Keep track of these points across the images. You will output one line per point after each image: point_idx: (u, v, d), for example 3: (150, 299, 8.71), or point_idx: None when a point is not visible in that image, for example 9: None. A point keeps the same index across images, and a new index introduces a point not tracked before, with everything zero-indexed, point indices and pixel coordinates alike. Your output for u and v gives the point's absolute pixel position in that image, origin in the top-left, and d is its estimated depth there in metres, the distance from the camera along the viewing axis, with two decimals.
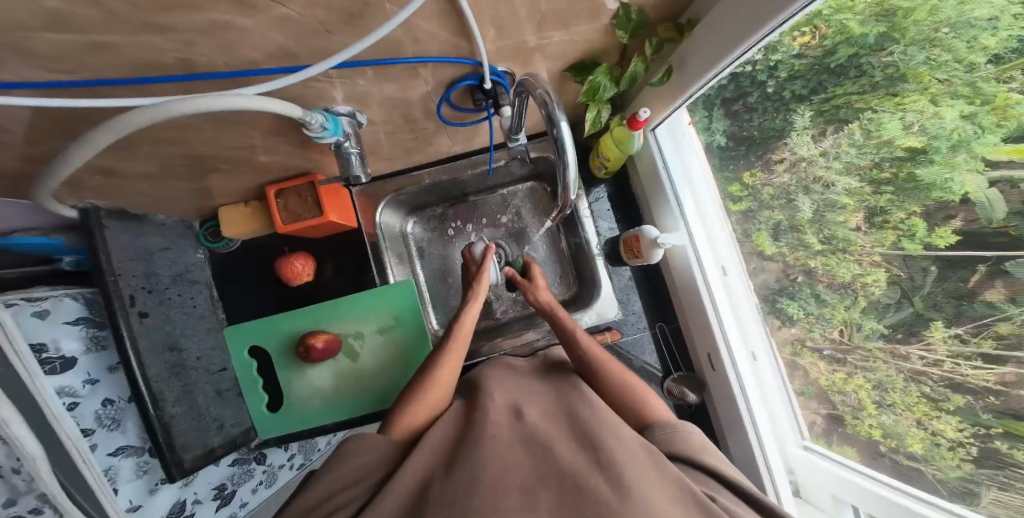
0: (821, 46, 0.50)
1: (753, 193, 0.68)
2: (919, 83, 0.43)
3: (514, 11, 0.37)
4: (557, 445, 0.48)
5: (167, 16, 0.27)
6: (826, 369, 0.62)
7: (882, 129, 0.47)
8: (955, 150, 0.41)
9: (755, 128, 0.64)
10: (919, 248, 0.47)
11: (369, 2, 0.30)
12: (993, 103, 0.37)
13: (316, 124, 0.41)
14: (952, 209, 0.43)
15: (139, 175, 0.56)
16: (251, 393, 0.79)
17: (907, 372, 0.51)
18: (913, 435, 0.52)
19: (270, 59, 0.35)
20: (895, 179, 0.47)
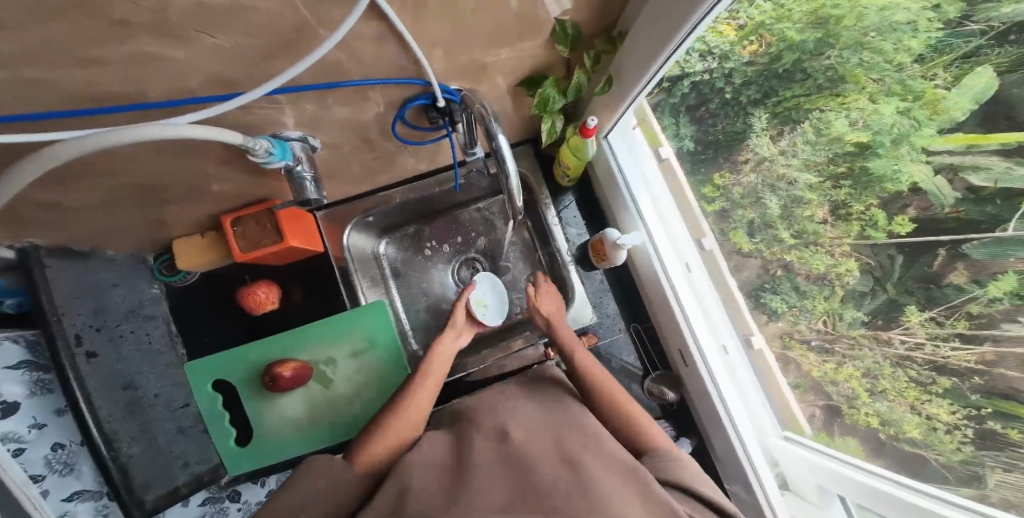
0: (769, 52, 0.53)
1: (724, 193, 0.71)
2: (856, 83, 0.45)
3: (455, 32, 0.38)
4: (538, 464, 0.47)
5: (92, 51, 0.26)
6: (816, 360, 0.63)
7: (830, 127, 0.50)
8: (897, 143, 0.44)
9: (719, 132, 0.67)
10: (883, 236, 0.49)
11: (304, 27, 0.30)
12: (923, 98, 0.40)
13: (261, 149, 0.41)
14: (905, 199, 0.46)
15: (83, 210, 0.53)
16: (216, 431, 0.75)
17: (892, 357, 0.52)
18: (909, 420, 0.52)
19: (207, 87, 0.34)
20: (851, 173, 0.50)
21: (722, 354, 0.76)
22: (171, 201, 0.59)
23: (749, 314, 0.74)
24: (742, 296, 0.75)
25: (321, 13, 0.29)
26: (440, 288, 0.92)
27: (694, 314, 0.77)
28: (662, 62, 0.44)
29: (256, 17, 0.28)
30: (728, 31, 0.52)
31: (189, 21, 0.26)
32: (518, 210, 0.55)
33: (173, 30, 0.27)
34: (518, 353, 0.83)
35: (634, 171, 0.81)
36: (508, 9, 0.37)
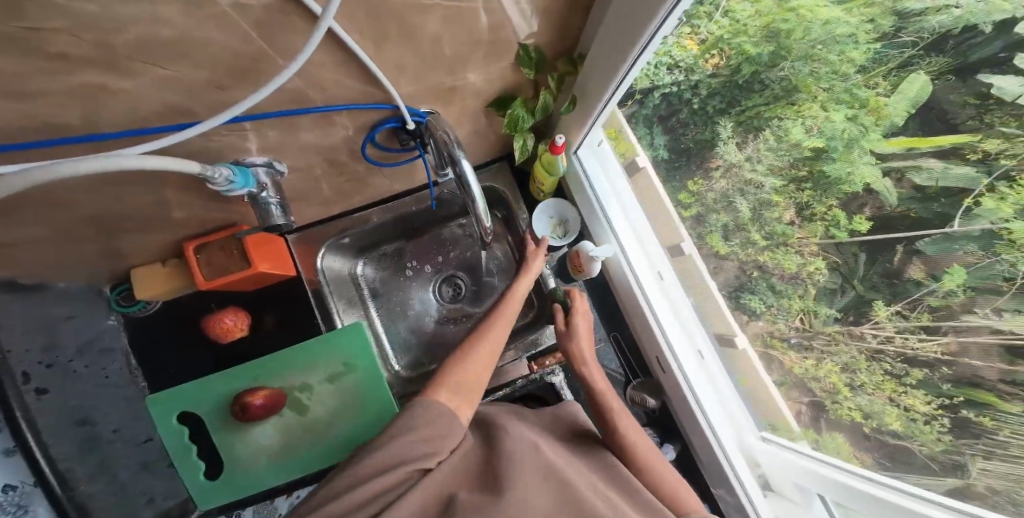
0: (729, 64, 0.55)
1: (698, 199, 0.73)
2: (808, 92, 0.49)
3: (418, 58, 0.39)
4: (574, 478, 0.49)
5: (27, 84, 0.25)
6: (797, 357, 0.64)
7: (789, 134, 0.53)
8: (849, 147, 0.47)
9: (690, 140, 0.68)
10: (845, 235, 0.51)
11: (260, 56, 0.30)
12: (868, 106, 0.43)
13: (221, 178, 0.39)
14: (862, 199, 0.48)
15: (28, 244, 0.50)
16: (183, 466, 0.71)
17: (866, 351, 0.53)
18: (890, 412, 0.53)
19: (159, 117, 0.33)
20: (812, 176, 0.52)
21: (696, 359, 0.78)
22: (130, 230, 0.57)
23: (731, 315, 0.74)
24: (721, 297, 0.75)
25: (275, 42, 0.29)
26: (421, 306, 0.90)
27: (669, 323, 0.79)
28: (620, 80, 0.45)
29: (207, 48, 0.28)
30: (691, 45, 0.55)
31: (134, 52, 0.26)
32: (489, 231, 0.57)
33: (117, 62, 0.26)
34: (503, 369, 0.82)
35: (603, 186, 0.83)
36: (469, 34, 0.38)
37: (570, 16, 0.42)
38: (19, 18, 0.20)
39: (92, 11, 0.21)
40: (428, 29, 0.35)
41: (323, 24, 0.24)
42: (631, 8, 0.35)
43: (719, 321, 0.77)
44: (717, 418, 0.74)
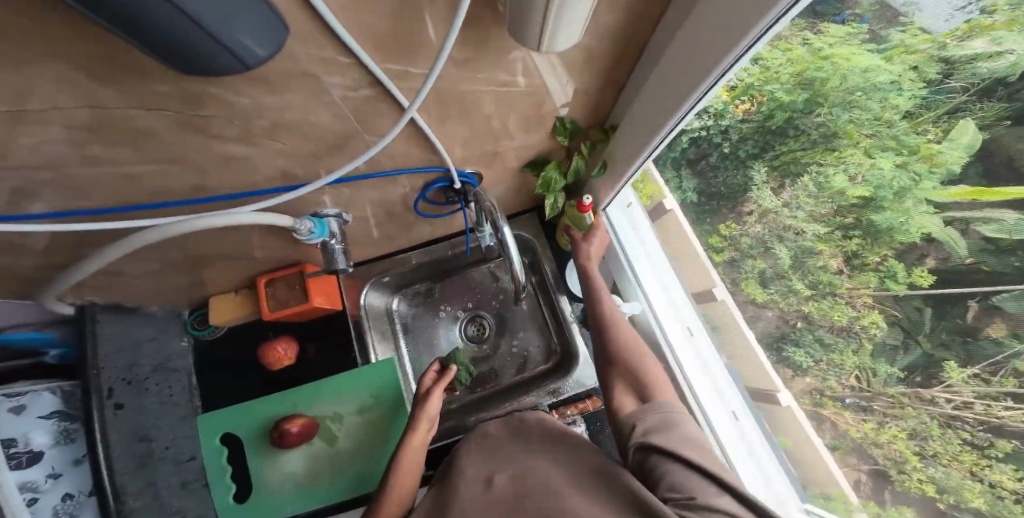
0: (760, 110, 0.57)
1: (730, 243, 0.73)
2: (851, 139, 0.49)
3: (469, 130, 0.45)
4: (524, 503, 0.57)
5: (183, 154, 0.33)
6: (854, 419, 0.60)
7: (831, 181, 0.53)
8: (900, 196, 0.47)
9: (721, 185, 0.70)
10: (903, 287, 0.50)
11: (351, 135, 0.37)
12: (919, 152, 0.43)
13: (304, 229, 0.48)
14: (922, 249, 0.47)
15: (139, 273, 0.61)
16: (217, 486, 0.76)
17: (939, 417, 0.49)
18: (970, 488, 0.48)
19: (271, 180, 0.41)
20: (858, 224, 0.52)
21: (731, 420, 0.77)
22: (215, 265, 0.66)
23: (773, 368, 0.72)
24: (761, 348, 0.74)
25: (367, 125, 0.36)
26: (447, 343, 0.94)
27: (695, 370, 0.80)
28: (649, 152, 0.48)
29: (312, 129, 0.35)
30: (723, 93, 0.57)
31: (266, 132, 0.33)
32: (522, 284, 0.62)
33: (252, 138, 0.33)
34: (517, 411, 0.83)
35: (631, 238, 0.88)
36: (516, 106, 0.44)
37: (603, 92, 0.48)
38: (196, 108, 0.28)
39: (245, 103, 0.28)
40: (484, 107, 0.42)
41: (406, 115, 0.30)
42: (665, 89, 0.38)
43: (761, 379, 0.75)
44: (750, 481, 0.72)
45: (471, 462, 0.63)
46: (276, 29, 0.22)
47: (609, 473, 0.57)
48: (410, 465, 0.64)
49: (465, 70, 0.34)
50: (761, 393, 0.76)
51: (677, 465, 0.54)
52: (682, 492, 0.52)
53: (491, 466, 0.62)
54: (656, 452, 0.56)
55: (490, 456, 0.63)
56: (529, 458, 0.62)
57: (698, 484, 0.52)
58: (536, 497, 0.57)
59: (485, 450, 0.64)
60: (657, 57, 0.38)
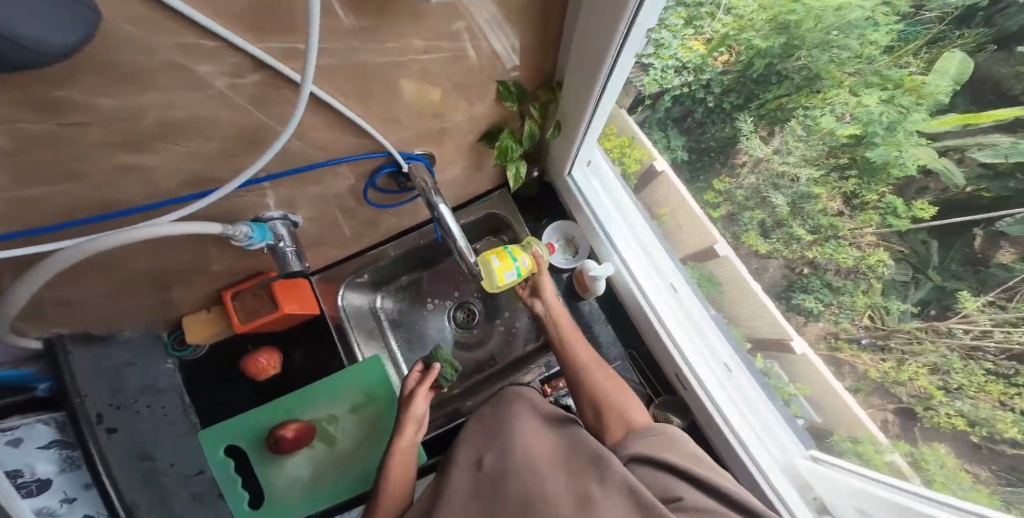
0: (741, 60, 0.53)
1: (727, 196, 0.67)
2: (833, 79, 0.45)
3: (401, 109, 0.42)
4: (509, 482, 0.54)
5: (73, 169, 0.29)
6: (872, 360, 0.54)
7: (819, 123, 0.48)
8: (891, 130, 0.42)
9: (711, 139, 0.64)
10: (907, 223, 0.45)
11: (259, 127, 0.34)
12: (903, 85, 0.39)
13: (240, 234, 0.44)
14: (920, 182, 0.42)
15: (95, 298, 0.59)
16: (230, 494, 0.78)
17: (959, 349, 0.44)
18: (1003, 419, 0.43)
19: (187, 186, 0.38)
20: (854, 162, 0.46)
21: (724, 373, 0.76)
22: (177, 282, 0.64)
23: (784, 317, 0.66)
24: (769, 298, 0.67)
25: (272, 113, 0.33)
26: (438, 335, 0.93)
27: (679, 330, 0.78)
28: (595, 105, 0.48)
29: (213, 126, 0.32)
30: (697, 46, 0.54)
31: (157, 134, 0.30)
32: (474, 268, 0.60)
33: (142, 143, 0.30)
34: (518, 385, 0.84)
35: (604, 204, 0.84)
36: (445, 76, 0.41)
37: (543, 51, 0.45)
38: (56, 116, 0.24)
39: (115, 105, 0.25)
40: (408, 79, 0.38)
41: (304, 89, 0.26)
42: (592, 36, 0.37)
43: (772, 327, 0.68)
44: (749, 435, 0.71)
45: (461, 451, 0.60)
46: (90, 17, 0.18)
47: (602, 462, 0.53)
48: (400, 462, 0.65)
49: (371, 41, 0.30)
50: (772, 342, 0.70)
51: (661, 470, 0.53)
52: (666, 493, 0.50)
53: (478, 449, 0.59)
54: (645, 463, 0.55)
55: (480, 442, 0.60)
56: (514, 433, 0.59)
57: (682, 485, 0.51)
58: (521, 474, 0.54)
59: (474, 436, 0.61)
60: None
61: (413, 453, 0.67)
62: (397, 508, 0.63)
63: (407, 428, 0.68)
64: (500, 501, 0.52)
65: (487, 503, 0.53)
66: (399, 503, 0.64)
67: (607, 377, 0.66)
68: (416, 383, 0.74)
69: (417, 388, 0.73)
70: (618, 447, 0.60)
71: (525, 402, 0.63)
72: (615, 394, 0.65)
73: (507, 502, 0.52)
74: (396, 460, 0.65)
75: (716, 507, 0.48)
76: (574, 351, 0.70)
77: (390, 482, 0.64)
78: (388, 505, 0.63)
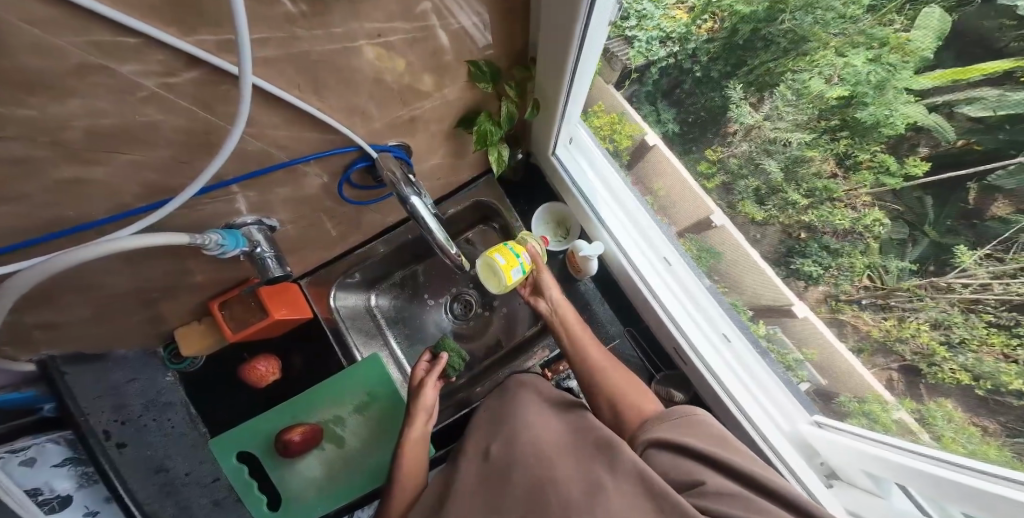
0: (725, 28, 0.52)
1: (721, 167, 0.64)
2: (818, 40, 0.45)
3: (365, 99, 0.40)
4: (516, 470, 0.52)
5: (15, 188, 0.28)
6: (873, 319, 0.53)
7: (808, 87, 0.47)
8: (882, 90, 0.42)
9: (701, 110, 0.62)
10: (899, 182, 0.45)
11: (210, 129, 0.32)
12: (888, 44, 0.40)
13: (213, 243, 0.42)
14: (911, 140, 0.42)
15: (82, 319, 0.58)
16: (247, 499, 0.78)
17: (959, 304, 0.44)
18: (1005, 371, 0.42)
19: (144, 197, 0.36)
20: (846, 123, 0.46)
21: (722, 343, 0.75)
22: (162, 296, 0.63)
23: (784, 283, 0.64)
24: (770, 268, 0.65)
25: (218, 113, 0.31)
26: (437, 329, 0.92)
27: (675, 307, 0.77)
28: (569, 90, 0.48)
29: (160, 130, 0.30)
30: (681, 15, 0.54)
31: (91, 145, 0.28)
32: (457, 259, 0.59)
33: (84, 154, 0.29)
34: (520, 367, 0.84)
35: (593, 184, 0.82)
36: (409, 61, 0.39)
37: (512, 25, 0.42)
38: None
39: (33, 115, 0.23)
40: (367, 66, 0.36)
41: (245, 80, 0.24)
42: (557, 9, 0.35)
43: (773, 293, 0.66)
44: (752, 404, 0.71)
45: (472, 440, 0.61)
46: None
47: (610, 447, 0.51)
48: (413, 449, 0.65)
49: (317, 25, 0.28)
50: (775, 309, 0.68)
51: (683, 456, 0.50)
52: (688, 476, 0.48)
53: (487, 438, 0.59)
54: (665, 447, 0.52)
55: (489, 432, 0.60)
56: (519, 422, 0.58)
57: (703, 471, 0.48)
58: (528, 459, 0.53)
59: (483, 427, 0.62)
60: None
61: (422, 449, 0.65)
62: (412, 495, 0.61)
63: (415, 424, 0.67)
64: (509, 488, 0.51)
65: (496, 487, 0.52)
66: (414, 490, 0.62)
67: (612, 364, 0.66)
68: (425, 372, 0.74)
69: (424, 384, 0.72)
70: (635, 437, 0.58)
71: (530, 393, 0.63)
72: (620, 384, 0.63)
73: (513, 489, 0.51)
74: (409, 448, 0.64)
75: (740, 490, 0.45)
76: (579, 338, 0.69)
77: (399, 479, 0.62)
78: (403, 491, 0.61)
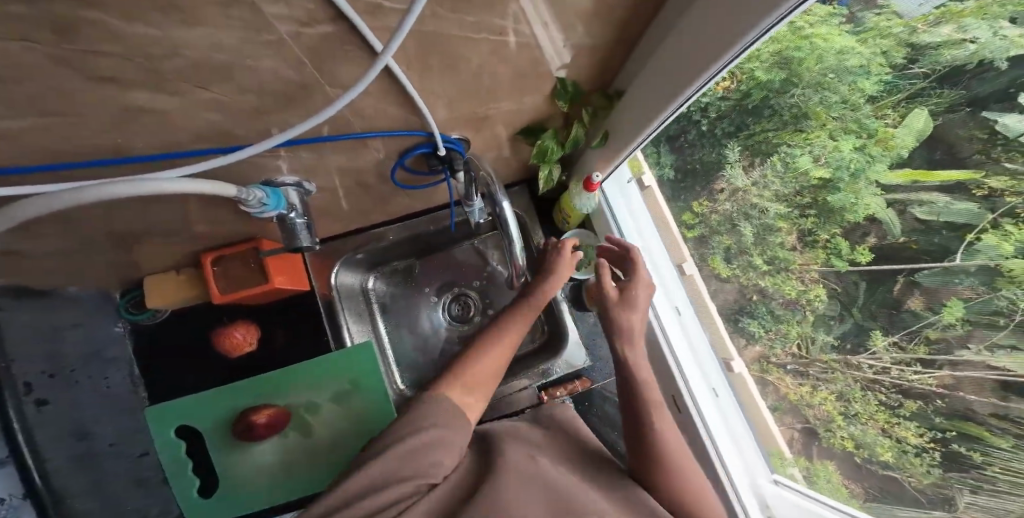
0: (739, 90, 0.57)
1: (703, 220, 0.76)
2: (817, 120, 0.51)
3: (458, 88, 0.38)
4: None
5: (79, 106, 0.25)
6: (793, 384, 0.66)
7: (796, 163, 0.55)
8: (855, 177, 0.50)
9: (697, 162, 0.71)
10: (846, 264, 0.54)
11: (310, 85, 0.30)
12: (876, 136, 0.47)
13: (254, 201, 0.40)
14: (865, 228, 0.51)
15: (54, 253, 0.51)
16: (178, 482, 0.70)
17: (862, 380, 0.56)
18: (881, 443, 0.56)
19: (203, 138, 0.33)
20: (815, 203, 0.55)
21: (712, 396, 0.77)
22: (150, 241, 0.57)
23: (729, 337, 0.77)
24: (721, 319, 0.78)
25: (325, 70, 0.29)
26: (430, 325, 0.89)
27: (682, 353, 0.79)
28: (644, 137, 0.49)
29: (256, 74, 0.27)
30: None
31: (185, 76, 0.25)
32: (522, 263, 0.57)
33: (168, 85, 0.25)
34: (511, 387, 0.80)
35: (625, 217, 0.84)
36: (512, 66, 0.38)
37: (613, 54, 0.42)
38: (75, 42, 0.19)
39: (152, 36, 0.21)
40: (475, 58, 0.35)
41: (379, 62, 0.25)
42: (673, 66, 0.36)
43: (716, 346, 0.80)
44: (728, 448, 0.73)
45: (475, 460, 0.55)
46: None
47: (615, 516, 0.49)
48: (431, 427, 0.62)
49: (455, 11, 0.27)
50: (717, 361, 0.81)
51: None
52: None
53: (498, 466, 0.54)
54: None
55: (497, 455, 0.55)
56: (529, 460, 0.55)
57: None
58: None
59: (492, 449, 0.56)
60: (664, 33, 0.36)
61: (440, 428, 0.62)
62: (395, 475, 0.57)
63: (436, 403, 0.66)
64: None
65: None
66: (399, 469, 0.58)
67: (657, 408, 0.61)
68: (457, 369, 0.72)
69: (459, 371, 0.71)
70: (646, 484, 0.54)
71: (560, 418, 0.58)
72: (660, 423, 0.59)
73: None
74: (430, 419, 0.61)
75: None
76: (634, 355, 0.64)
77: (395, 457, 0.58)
78: None
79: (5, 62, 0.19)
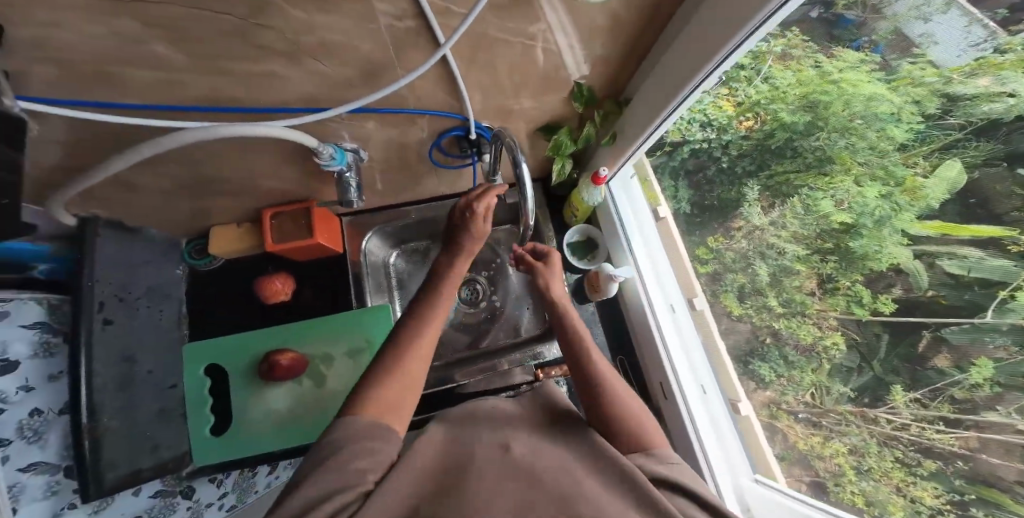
0: (762, 129, 0.66)
1: (716, 256, 0.82)
2: (842, 164, 0.57)
3: (495, 81, 0.48)
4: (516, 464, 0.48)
5: (231, 64, 0.35)
6: (803, 432, 0.68)
7: (819, 204, 0.60)
8: (881, 225, 0.53)
9: (715, 198, 0.79)
10: (867, 313, 0.56)
11: (386, 67, 0.40)
12: (904, 185, 0.50)
13: (326, 153, 0.51)
14: (890, 278, 0.53)
15: (155, 191, 0.63)
16: (197, 416, 0.77)
17: (879, 436, 0.57)
18: (894, 502, 0.55)
19: (299, 101, 0.43)
20: (837, 249, 0.58)
21: (700, 394, 0.81)
22: (225, 194, 0.68)
23: (738, 380, 0.79)
24: (732, 362, 0.80)
25: (401, 56, 0.39)
26: None
27: (675, 352, 0.84)
28: (650, 133, 0.56)
29: (354, 55, 0.37)
30: (728, 105, 0.67)
31: (307, 51, 0.35)
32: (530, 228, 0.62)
33: (294, 56, 0.35)
34: (506, 375, 0.87)
35: (631, 220, 0.92)
36: (540, 69, 0.48)
37: (624, 65, 0.51)
38: (256, 16, 0.30)
39: (299, 17, 0.31)
40: (512, 58, 0.44)
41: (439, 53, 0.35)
42: (673, 70, 0.44)
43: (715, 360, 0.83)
44: (713, 445, 0.77)
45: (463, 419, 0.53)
46: None
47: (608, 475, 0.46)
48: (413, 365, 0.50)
49: (500, 17, 0.36)
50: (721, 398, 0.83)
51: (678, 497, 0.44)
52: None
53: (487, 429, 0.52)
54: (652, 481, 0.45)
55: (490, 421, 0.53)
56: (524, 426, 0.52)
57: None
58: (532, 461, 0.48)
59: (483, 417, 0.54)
60: (665, 44, 0.45)
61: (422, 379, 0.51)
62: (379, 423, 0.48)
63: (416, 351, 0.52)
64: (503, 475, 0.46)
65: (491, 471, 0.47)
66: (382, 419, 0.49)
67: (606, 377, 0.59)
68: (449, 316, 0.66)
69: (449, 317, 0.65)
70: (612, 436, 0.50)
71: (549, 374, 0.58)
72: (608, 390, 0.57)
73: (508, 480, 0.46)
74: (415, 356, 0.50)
75: None
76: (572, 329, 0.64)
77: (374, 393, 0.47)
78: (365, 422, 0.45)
79: (209, 27, 0.30)
